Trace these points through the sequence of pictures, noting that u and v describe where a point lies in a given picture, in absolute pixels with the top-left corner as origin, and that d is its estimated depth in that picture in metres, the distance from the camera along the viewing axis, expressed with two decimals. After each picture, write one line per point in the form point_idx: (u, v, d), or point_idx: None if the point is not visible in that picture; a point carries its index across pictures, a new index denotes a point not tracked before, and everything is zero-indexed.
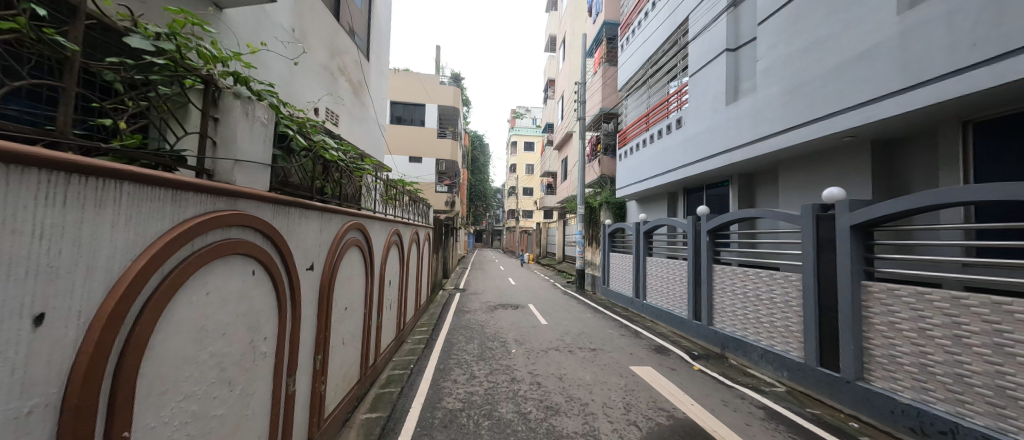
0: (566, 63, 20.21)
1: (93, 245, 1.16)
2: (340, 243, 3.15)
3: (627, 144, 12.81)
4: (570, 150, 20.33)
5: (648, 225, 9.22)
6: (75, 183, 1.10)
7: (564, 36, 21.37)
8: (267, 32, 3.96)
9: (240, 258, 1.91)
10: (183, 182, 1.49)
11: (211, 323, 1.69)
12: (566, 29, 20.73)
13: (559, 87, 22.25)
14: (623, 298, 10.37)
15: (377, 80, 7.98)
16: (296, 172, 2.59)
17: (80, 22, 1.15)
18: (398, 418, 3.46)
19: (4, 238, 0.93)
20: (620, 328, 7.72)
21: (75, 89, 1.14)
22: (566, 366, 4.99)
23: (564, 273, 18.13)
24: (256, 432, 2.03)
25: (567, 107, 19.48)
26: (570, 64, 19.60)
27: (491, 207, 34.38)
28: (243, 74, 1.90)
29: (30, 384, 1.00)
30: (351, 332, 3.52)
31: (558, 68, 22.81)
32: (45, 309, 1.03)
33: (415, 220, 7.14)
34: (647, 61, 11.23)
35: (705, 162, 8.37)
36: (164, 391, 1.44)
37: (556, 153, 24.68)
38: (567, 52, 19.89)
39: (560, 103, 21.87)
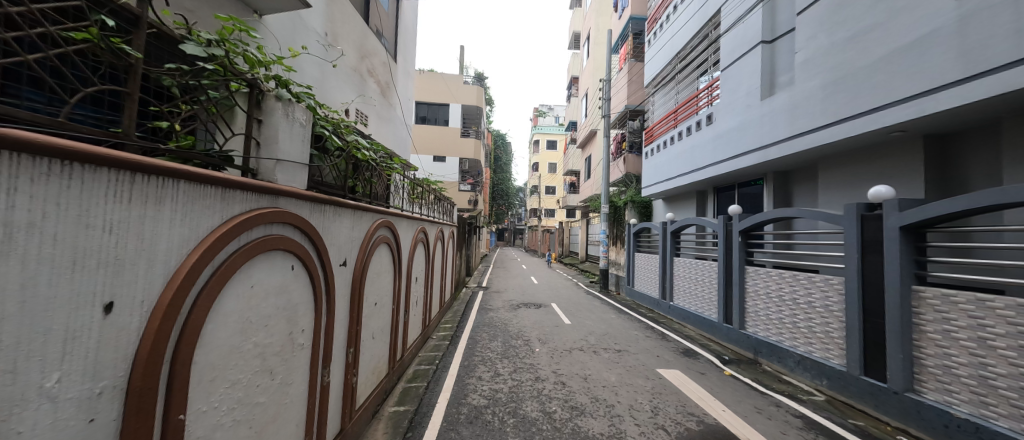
0: (590, 60, 19.95)
1: (154, 239, 1.25)
2: (370, 240, 3.24)
3: (653, 141, 12.53)
4: (594, 148, 20.04)
5: (675, 224, 8.97)
6: (140, 181, 1.19)
7: (588, 32, 21.07)
8: (304, 37, 4.14)
9: (281, 253, 2.00)
10: (230, 180, 1.58)
11: (255, 315, 1.78)
12: (590, 25, 20.43)
13: (582, 85, 22.02)
14: (649, 299, 10.15)
15: (404, 82, 8.15)
16: (330, 171, 2.68)
17: (142, 31, 1.23)
18: (424, 413, 3.52)
19: (74, 230, 1.01)
20: (645, 329, 7.56)
21: (138, 94, 1.23)
22: (591, 367, 4.93)
23: (587, 273, 17.94)
24: (294, 421, 2.12)
25: (591, 105, 19.21)
26: (594, 61, 19.33)
27: (513, 206, 34.46)
28: (285, 77, 1.97)
29: (100, 367, 1.09)
30: (380, 327, 3.61)
31: (581, 65, 22.58)
32: (112, 298, 1.12)
33: (440, 219, 7.26)
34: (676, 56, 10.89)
35: (738, 159, 8.04)
36: (214, 377, 1.52)
37: (580, 152, 24.47)
38: (592, 50, 19.62)
39: (584, 101, 21.64)
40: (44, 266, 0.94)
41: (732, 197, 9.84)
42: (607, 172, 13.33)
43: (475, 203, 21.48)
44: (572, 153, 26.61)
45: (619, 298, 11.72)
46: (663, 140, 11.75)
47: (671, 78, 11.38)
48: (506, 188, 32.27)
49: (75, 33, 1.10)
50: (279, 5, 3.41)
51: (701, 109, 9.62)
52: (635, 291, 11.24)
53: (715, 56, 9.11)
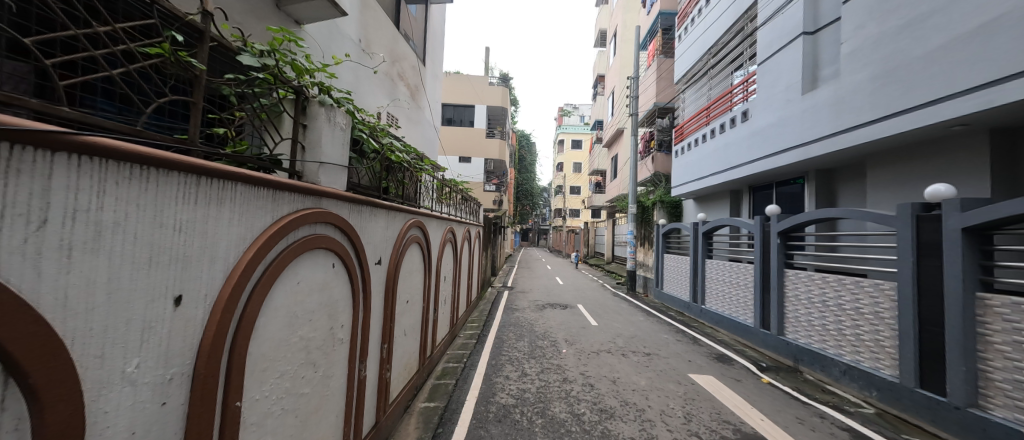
0: (617, 58, 19.66)
1: (214, 237, 1.38)
2: (403, 239, 3.34)
3: (684, 140, 12.18)
4: (621, 147, 19.68)
5: (707, 225, 8.67)
6: (202, 185, 1.32)
7: (615, 30, 20.72)
8: (340, 44, 4.32)
9: (324, 252, 2.11)
10: (279, 183, 1.70)
11: (302, 309, 1.90)
12: (617, 23, 20.08)
13: (608, 83, 21.70)
14: (679, 302, 9.85)
15: (432, 84, 8.33)
16: (366, 174, 2.78)
17: (206, 45, 1.34)
18: (454, 410, 3.58)
19: (150, 229, 1.15)
20: (675, 333, 7.36)
21: (201, 103, 1.34)
22: (619, 370, 4.85)
23: (613, 274, 17.66)
24: (334, 412, 2.22)
25: (618, 103, 18.87)
26: (621, 58, 19.01)
27: (537, 206, 34.39)
28: (328, 83, 2.06)
29: (171, 354, 1.22)
30: (412, 325, 3.70)
31: (608, 63, 22.23)
32: (181, 292, 1.26)
33: (466, 219, 7.36)
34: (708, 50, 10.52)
35: (776, 157, 7.68)
36: (265, 368, 1.64)
37: (606, 151, 24.12)
38: (619, 47, 19.30)
39: (610, 99, 21.32)
40: (129, 262, 1.08)
41: (770, 197, 9.40)
42: (635, 171, 13.07)
43: (499, 204, 21.62)
44: (597, 152, 26.26)
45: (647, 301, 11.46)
46: (694, 138, 11.38)
47: (703, 73, 11.01)
48: (531, 188, 32.30)
49: (151, 49, 1.21)
50: (320, 15, 3.58)
51: (735, 105, 9.26)
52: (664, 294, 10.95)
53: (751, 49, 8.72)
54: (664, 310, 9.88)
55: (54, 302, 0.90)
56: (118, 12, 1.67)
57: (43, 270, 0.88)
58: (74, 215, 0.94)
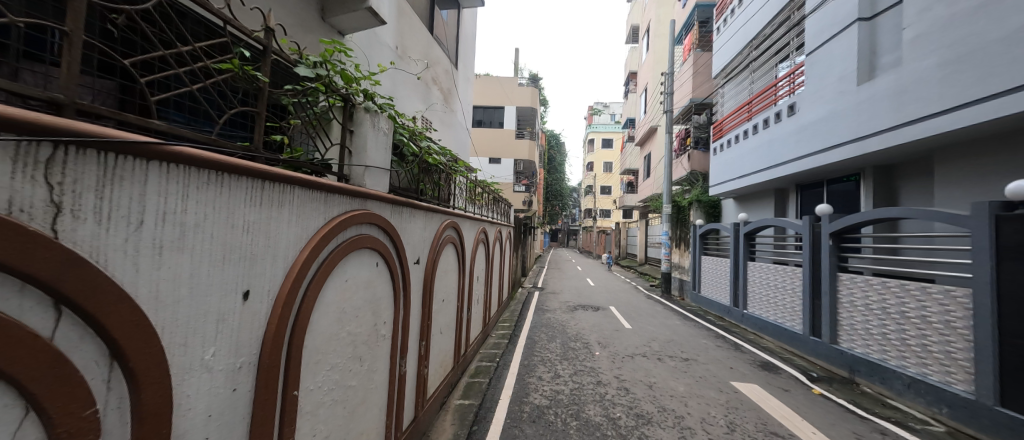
0: (650, 53, 19.12)
1: (275, 238, 1.55)
2: (439, 239, 3.42)
3: (723, 137, 11.67)
4: (654, 146, 19.12)
5: (749, 226, 8.25)
6: (263, 189, 1.48)
7: (648, 25, 20.15)
8: (379, 52, 4.53)
9: (370, 251, 2.23)
10: (329, 186, 1.83)
11: (350, 306, 2.04)
12: (650, 17, 19.54)
13: (641, 80, 21.13)
14: (719, 306, 9.41)
15: (465, 87, 8.46)
16: (405, 176, 2.88)
17: (268, 59, 1.47)
18: (488, 408, 3.63)
19: (222, 230, 1.31)
20: (715, 338, 7.05)
21: (264, 112, 1.47)
22: (656, 375, 4.72)
23: (646, 276, 17.17)
24: (377, 405, 2.33)
25: (651, 100, 18.36)
26: (654, 54, 18.48)
27: (566, 206, 34.10)
28: (372, 91, 2.16)
29: (241, 344, 1.40)
30: (447, 323, 3.78)
31: (640, 59, 21.64)
32: (248, 287, 1.43)
33: (498, 219, 7.45)
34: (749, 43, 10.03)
35: (828, 152, 7.18)
36: (317, 360, 1.79)
37: (639, 150, 23.49)
38: (652, 42, 18.76)
39: (643, 96, 20.73)
40: (206, 261, 1.25)
41: (820, 195, 8.81)
42: (669, 170, 12.66)
43: (529, 204, 21.63)
44: (629, 151, 25.62)
45: (682, 304, 11.05)
46: (735, 135, 10.88)
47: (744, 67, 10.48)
48: (560, 189, 32.15)
49: (223, 65, 1.34)
50: (362, 25, 3.78)
51: (780, 100, 8.76)
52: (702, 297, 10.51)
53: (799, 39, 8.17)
54: (702, 315, 9.48)
55: (149, 294, 1.07)
56: (199, 32, 1.86)
57: (143, 266, 1.05)
58: (166, 219, 1.10)
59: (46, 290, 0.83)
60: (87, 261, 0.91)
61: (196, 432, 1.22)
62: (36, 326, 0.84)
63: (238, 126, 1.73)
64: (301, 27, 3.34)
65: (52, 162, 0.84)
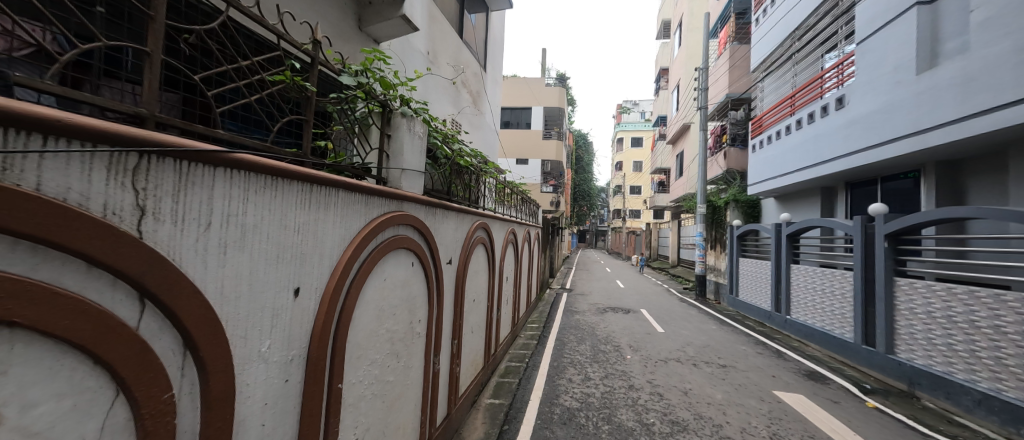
0: (683, 48, 18.49)
1: (321, 239, 1.65)
2: (471, 239, 3.49)
3: (763, 133, 11.10)
4: (687, 144, 18.44)
5: (793, 226, 7.79)
6: (311, 192, 1.58)
7: (680, 19, 19.50)
8: (411, 57, 4.69)
9: (406, 251, 2.30)
10: (369, 189, 1.92)
11: (388, 303, 2.12)
12: (682, 11, 18.90)
13: (673, 76, 20.45)
14: (759, 311, 8.93)
15: (493, 89, 8.56)
16: (438, 178, 2.96)
17: (316, 69, 1.58)
18: (518, 408, 3.65)
19: (276, 231, 1.41)
20: (755, 345, 6.70)
21: (311, 120, 1.57)
22: (691, 381, 4.55)
23: (679, 279, 16.56)
24: (413, 400, 2.41)
25: (684, 97, 17.74)
26: (687, 49, 17.88)
27: (593, 206, 33.59)
28: (408, 96, 2.24)
29: (292, 337, 1.50)
30: (478, 323, 3.83)
31: (672, 54, 20.96)
32: (299, 285, 1.53)
33: (526, 220, 7.46)
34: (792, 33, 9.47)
35: (883, 147, 6.64)
36: (358, 355, 1.89)
37: (670, 148, 22.76)
38: (685, 37, 18.18)
39: (675, 92, 20.06)
40: (262, 260, 1.35)
41: (873, 194, 8.21)
42: (702, 169, 12.18)
43: (557, 204, 21.46)
44: (660, 149, 24.85)
45: (719, 308, 10.59)
46: (776, 130, 10.31)
47: (785, 59, 9.89)
48: (588, 189, 31.73)
49: (276, 77, 1.45)
50: (395, 32, 3.93)
51: (827, 93, 8.22)
52: (740, 302, 10.00)
53: (848, 27, 7.61)
54: (741, 320, 9.03)
55: (216, 290, 1.17)
56: (257, 46, 2.01)
57: (211, 263, 1.15)
58: (229, 221, 1.20)
59: (132, 284, 0.93)
60: (168, 260, 1.01)
61: (254, 418, 1.32)
62: (125, 316, 0.94)
63: (288, 133, 1.86)
64: (341, 38, 3.51)
65: (138, 169, 0.94)
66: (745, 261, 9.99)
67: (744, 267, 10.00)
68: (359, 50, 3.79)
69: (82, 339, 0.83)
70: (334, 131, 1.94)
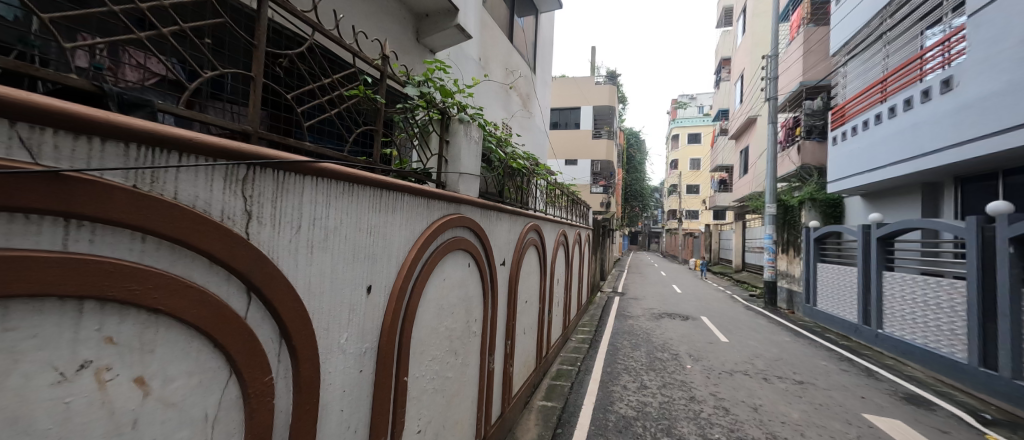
0: (747, 35, 17.06)
1: (389, 240, 1.76)
2: (524, 241, 3.52)
3: (847, 123, 9.87)
4: (753, 138, 16.94)
5: (885, 229, 6.86)
6: (381, 197, 1.70)
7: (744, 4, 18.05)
8: (465, 64, 4.85)
9: (462, 252, 2.39)
10: (430, 192, 2.02)
11: (446, 302, 2.21)
12: None
13: (736, 66, 18.92)
14: (843, 324, 7.91)
15: (543, 91, 8.58)
16: (492, 180, 3.03)
17: (384, 83, 1.70)
18: (572, 412, 3.61)
19: (353, 233, 1.53)
20: (836, 361, 5.98)
21: (379, 130, 1.69)
22: (762, 397, 4.18)
23: (744, 285, 15.25)
24: (469, 397, 2.48)
25: (750, 87, 16.33)
26: (753, 35, 16.47)
27: (647, 206, 32.08)
28: (465, 103, 2.32)
29: (366, 331, 1.62)
30: (530, 324, 3.86)
31: (735, 42, 19.40)
32: (371, 283, 1.65)
33: (577, 222, 7.36)
34: (881, 11, 8.34)
35: (1006, 135, 5.57)
36: (421, 351, 1.99)
37: (733, 144, 21.04)
38: (750, 23, 16.78)
39: (739, 83, 18.55)
40: (342, 259, 1.48)
41: (992, 190, 6.97)
42: (771, 165, 11.13)
43: (608, 205, 20.87)
44: (721, 145, 23.08)
45: (793, 318, 9.56)
46: (864, 120, 9.10)
47: (873, 38, 8.69)
48: (641, 189, 30.46)
49: (352, 92, 1.58)
50: (449, 41, 4.10)
51: (928, 75, 7.10)
52: (820, 312, 8.94)
53: None
54: (820, 332, 8.08)
55: (304, 285, 1.30)
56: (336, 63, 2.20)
57: (300, 261, 1.28)
58: (315, 224, 1.33)
59: (243, 279, 1.07)
60: (269, 260, 1.15)
61: (334, 404, 1.45)
62: (237, 307, 1.08)
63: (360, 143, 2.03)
64: (402, 51, 3.75)
65: (247, 179, 1.07)
66: (825, 267, 8.93)
67: (824, 273, 8.94)
68: (418, 61, 4.02)
69: (209, 327, 0.97)
70: (399, 139, 2.08)
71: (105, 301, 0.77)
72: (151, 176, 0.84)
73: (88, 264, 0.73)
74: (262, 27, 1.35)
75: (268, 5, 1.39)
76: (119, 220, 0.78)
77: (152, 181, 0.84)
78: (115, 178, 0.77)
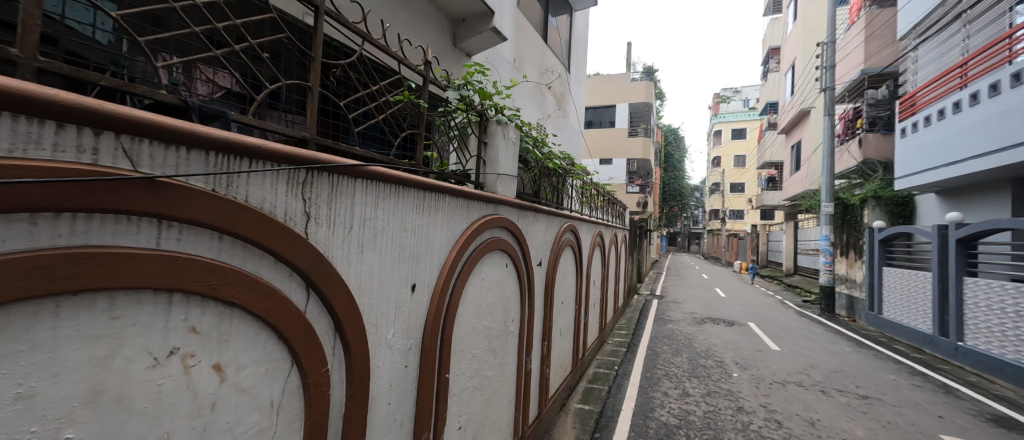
0: (799, 22, 15.89)
1: (431, 240, 1.81)
2: (560, 241, 3.50)
3: (918, 113, 8.90)
4: (808, 132, 15.71)
5: (966, 229, 6.15)
6: (424, 198, 1.75)
7: None
8: (499, 65, 4.91)
9: (500, 253, 2.41)
10: (470, 193, 2.07)
11: (485, 301, 2.24)
12: None
13: (786, 55, 17.65)
14: (915, 335, 7.13)
15: (577, 89, 8.48)
16: (529, 181, 3.05)
17: (427, 87, 1.76)
18: (610, 417, 3.54)
19: (399, 234, 1.59)
20: (906, 375, 5.42)
21: (422, 134, 1.74)
22: (821, 411, 3.87)
23: (796, 290, 14.18)
24: (508, 396, 2.50)
25: (803, 77, 15.18)
26: (806, 21, 15.29)
27: (687, 206, 30.70)
28: (502, 104, 2.35)
29: (410, 327, 1.68)
30: (567, 325, 3.83)
31: (785, 29, 18.08)
32: (415, 281, 1.70)
33: (613, 222, 7.21)
34: None
35: None
36: (461, 349, 2.03)
37: (783, 138, 19.63)
38: (803, 8, 15.59)
39: (789, 73, 17.29)
40: (389, 258, 1.54)
41: None
42: (826, 160, 10.30)
43: (645, 205, 20.19)
44: (770, 139, 21.54)
45: (853, 327, 8.77)
46: (939, 108, 8.16)
47: (949, 19, 7.84)
48: (679, 189, 29.24)
49: (398, 97, 1.65)
50: (484, 44, 4.17)
51: (1019, 56, 6.25)
52: (886, 321, 8.13)
53: None
54: (885, 343, 7.35)
55: (356, 282, 1.37)
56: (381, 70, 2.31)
57: (352, 260, 1.35)
58: (366, 224, 1.40)
59: (304, 276, 1.14)
60: (325, 258, 1.21)
61: (382, 396, 1.51)
62: (298, 302, 1.15)
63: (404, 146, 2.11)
64: (441, 56, 3.86)
65: (306, 182, 1.15)
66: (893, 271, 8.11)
67: (891, 278, 8.13)
68: (454, 65, 4.11)
69: (274, 320, 1.04)
70: (439, 141, 2.14)
71: (190, 294, 0.84)
72: (228, 180, 0.91)
73: (179, 261, 0.81)
74: (318, 39, 1.44)
75: (323, 18, 1.47)
76: (203, 221, 0.85)
77: (227, 185, 0.91)
78: (198, 183, 0.84)
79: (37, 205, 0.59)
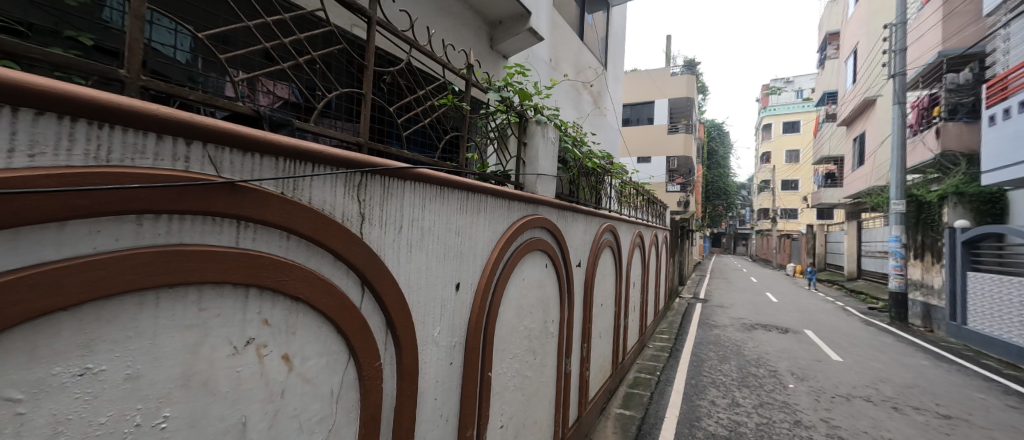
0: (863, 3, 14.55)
1: (473, 240, 1.84)
2: (599, 242, 3.45)
3: (1011, 97, 7.83)
4: (874, 123, 14.30)
5: None
6: (468, 199, 1.79)
7: None
8: (537, 65, 4.92)
9: (540, 253, 2.41)
10: (511, 194, 2.08)
11: (525, 301, 2.25)
12: None
13: (847, 40, 16.22)
14: (1009, 350, 6.29)
15: (615, 87, 8.30)
16: (568, 181, 3.02)
17: (468, 90, 1.80)
18: (653, 424, 3.43)
19: (444, 234, 1.64)
20: (996, 394, 4.79)
21: (463, 136, 1.77)
22: (895, 431, 3.51)
23: (860, 297, 12.95)
24: (547, 397, 2.49)
25: (869, 63, 13.85)
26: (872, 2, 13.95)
27: (732, 206, 28.96)
28: (541, 103, 2.35)
29: (454, 326, 1.71)
30: (606, 328, 3.76)
31: (846, 13, 16.62)
32: (458, 281, 1.74)
33: (653, 222, 6.98)
34: None
35: None
36: (502, 348, 2.05)
37: (844, 131, 17.99)
38: None
39: (850, 60, 15.88)
40: (435, 258, 1.58)
41: None
42: (895, 153, 9.38)
43: (687, 204, 19.31)
44: (828, 132, 19.81)
45: (931, 338, 7.88)
46: None
47: None
48: (723, 187, 27.71)
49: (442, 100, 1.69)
50: (520, 45, 4.20)
51: None
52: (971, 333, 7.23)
53: None
54: (971, 357, 6.53)
55: (405, 281, 1.42)
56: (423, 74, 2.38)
57: (402, 259, 1.40)
58: (414, 224, 1.45)
59: (360, 275, 1.20)
60: (378, 257, 1.27)
61: (429, 392, 1.56)
62: (354, 299, 1.20)
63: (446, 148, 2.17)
64: (479, 59, 3.94)
65: (361, 185, 1.21)
66: (980, 277, 7.20)
67: (978, 286, 7.22)
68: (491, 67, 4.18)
69: (334, 315, 1.11)
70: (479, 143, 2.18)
71: (263, 288, 0.91)
72: (294, 184, 0.98)
73: (255, 258, 0.88)
74: (370, 49, 1.51)
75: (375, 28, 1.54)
76: (274, 222, 0.92)
77: (294, 188, 0.98)
78: (270, 187, 0.91)
79: (140, 207, 0.66)
